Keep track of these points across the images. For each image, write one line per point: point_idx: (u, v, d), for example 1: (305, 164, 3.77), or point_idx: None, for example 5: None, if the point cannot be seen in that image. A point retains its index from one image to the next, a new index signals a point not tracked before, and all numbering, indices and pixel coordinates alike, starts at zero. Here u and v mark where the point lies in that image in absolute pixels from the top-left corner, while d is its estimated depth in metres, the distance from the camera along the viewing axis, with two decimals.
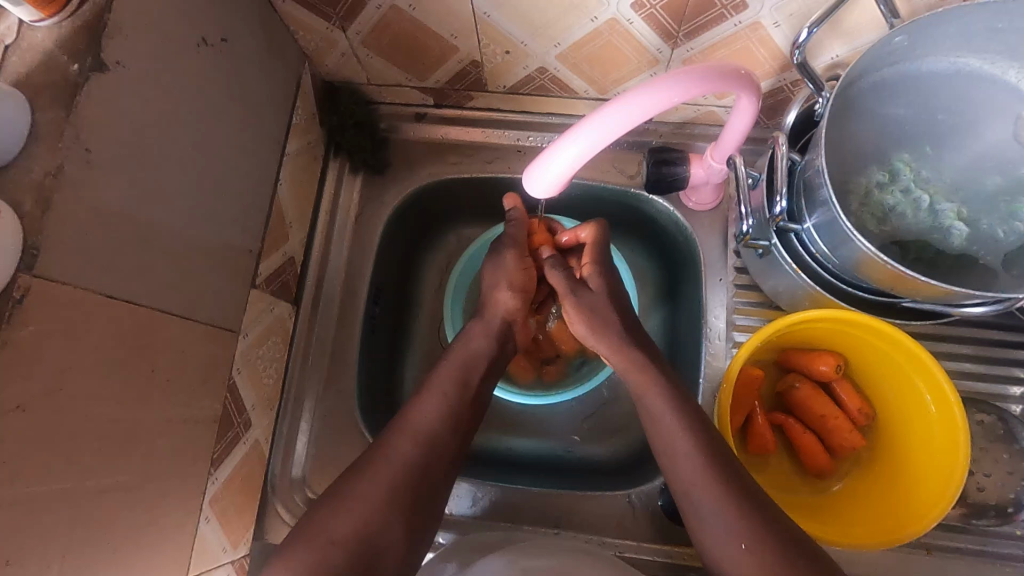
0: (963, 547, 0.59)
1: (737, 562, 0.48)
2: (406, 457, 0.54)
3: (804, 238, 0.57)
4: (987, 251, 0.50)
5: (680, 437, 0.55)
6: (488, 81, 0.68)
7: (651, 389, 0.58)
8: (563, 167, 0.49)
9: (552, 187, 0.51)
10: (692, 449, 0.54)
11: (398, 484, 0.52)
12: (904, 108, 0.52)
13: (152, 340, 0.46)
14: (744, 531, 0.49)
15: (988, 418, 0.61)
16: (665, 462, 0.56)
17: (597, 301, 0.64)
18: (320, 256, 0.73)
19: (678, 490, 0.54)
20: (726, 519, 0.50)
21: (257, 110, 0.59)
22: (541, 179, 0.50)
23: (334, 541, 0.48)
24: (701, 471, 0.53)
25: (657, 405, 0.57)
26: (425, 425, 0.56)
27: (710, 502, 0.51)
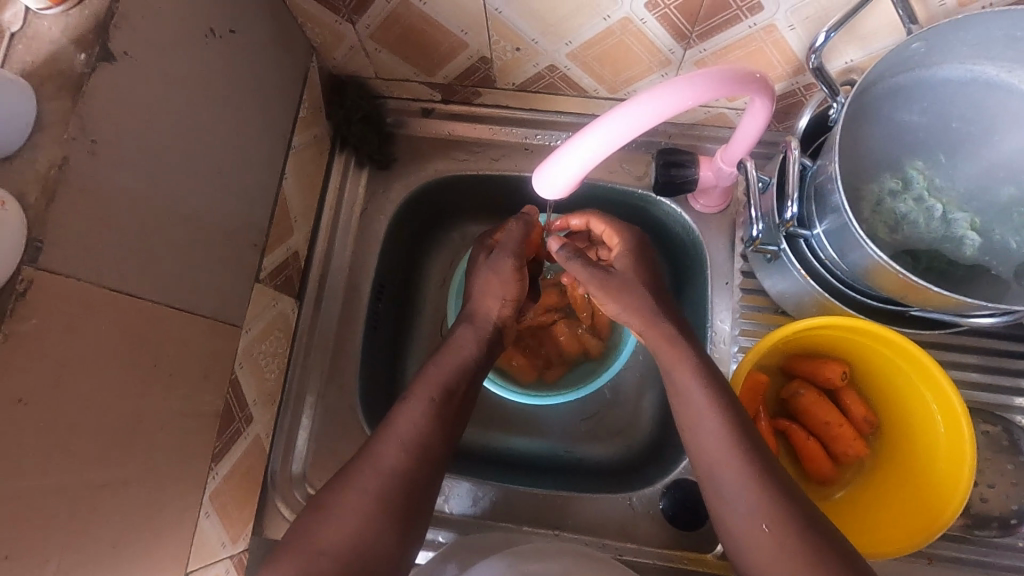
0: (965, 557, 0.59)
1: (758, 542, 0.49)
2: (393, 465, 0.54)
3: (813, 244, 0.56)
4: (999, 261, 0.50)
5: (707, 415, 0.53)
6: (497, 77, 0.68)
7: (679, 363, 0.56)
8: (575, 167, 0.48)
9: (574, 175, 0.49)
10: (719, 426, 0.53)
11: (386, 493, 0.52)
12: (919, 115, 0.51)
13: (156, 334, 0.45)
14: (767, 512, 0.49)
15: (994, 428, 0.61)
16: (690, 438, 0.55)
17: (624, 279, 0.60)
18: (325, 250, 0.73)
19: (701, 464, 0.54)
20: (749, 501, 0.50)
21: (264, 103, 0.58)
22: (552, 179, 0.49)
23: (323, 552, 0.49)
24: (726, 449, 0.52)
25: (682, 381, 0.56)
26: (412, 430, 0.56)
27: (734, 481, 0.51)
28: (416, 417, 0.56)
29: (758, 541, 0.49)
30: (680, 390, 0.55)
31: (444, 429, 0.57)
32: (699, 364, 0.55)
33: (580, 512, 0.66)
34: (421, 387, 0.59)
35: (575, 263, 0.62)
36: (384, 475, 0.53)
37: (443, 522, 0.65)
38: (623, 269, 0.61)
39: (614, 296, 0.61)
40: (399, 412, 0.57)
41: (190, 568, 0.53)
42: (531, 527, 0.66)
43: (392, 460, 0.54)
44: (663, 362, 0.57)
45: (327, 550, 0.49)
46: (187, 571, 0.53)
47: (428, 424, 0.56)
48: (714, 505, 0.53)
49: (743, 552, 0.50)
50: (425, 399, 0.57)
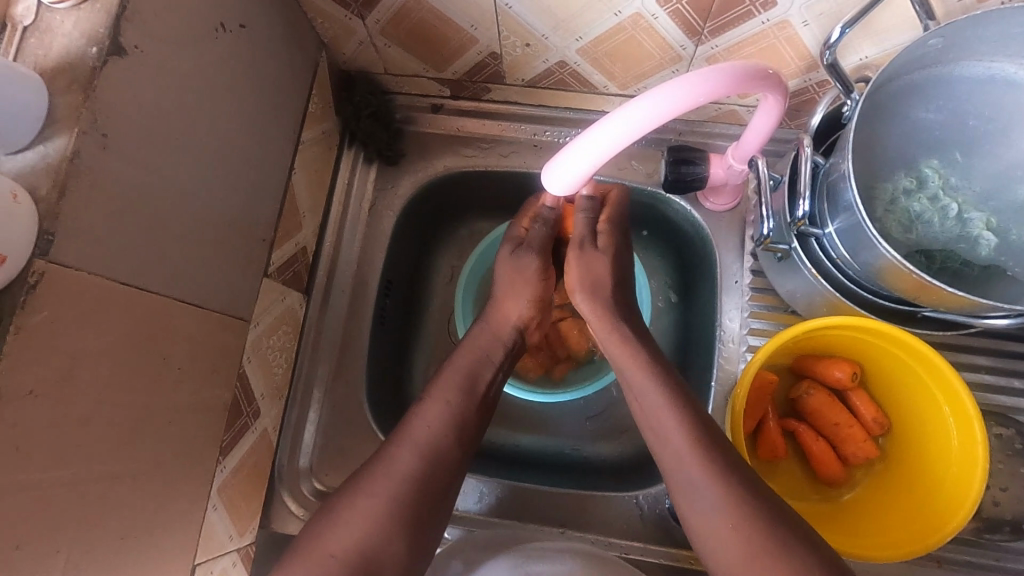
0: (977, 561, 0.58)
1: (724, 541, 0.49)
2: (408, 470, 0.54)
3: (825, 243, 0.56)
4: (1016, 263, 0.48)
5: (666, 415, 0.55)
6: (506, 73, 0.67)
7: (640, 368, 0.58)
8: (586, 163, 0.47)
9: (586, 170, 0.48)
10: (679, 425, 0.54)
11: (400, 493, 0.53)
12: (934, 113, 0.50)
13: (165, 328, 0.45)
14: (733, 510, 0.49)
15: (1006, 431, 0.60)
16: (653, 438, 0.55)
17: (598, 266, 0.62)
18: (333, 246, 0.73)
19: (666, 468, 0.54)
20: (713, 500, 0.50)
21: (273, 98, 0.58)
22: (564, 175, 0.49)
23: (333, 555, 0.49)
24: (688, 448, 0.53)
25: (640, 383, 0.57)
26: (421, 431, 0.56)
27: (703, 480, 0.51)
28: (436, 419, 0.57)
29: (729, 542, 0.48)
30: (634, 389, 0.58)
31: (460, 433, 0.57)
32: (656, 371, 0.58)
33: (588, 511, 0.66)
34: (439, 388, 0.59)
35: (582, 215, 0.62)
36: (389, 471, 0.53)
37: (449, 519, 0.66)
38: (601, 252, 0.62)
39: (581, 283, 0.62)
40: (417, 414, 0.57)
41: (198, 561, 0.54)
42: (537, 525, 0.66)
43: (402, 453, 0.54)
44: (617, 361, 0.60)
45: (337, 553, 0.49)
46: (195, 564, 0.53)
47: (444, 429, 0.57)
48: (681, 509, 0.53)
49: (714, 554, 0.50)
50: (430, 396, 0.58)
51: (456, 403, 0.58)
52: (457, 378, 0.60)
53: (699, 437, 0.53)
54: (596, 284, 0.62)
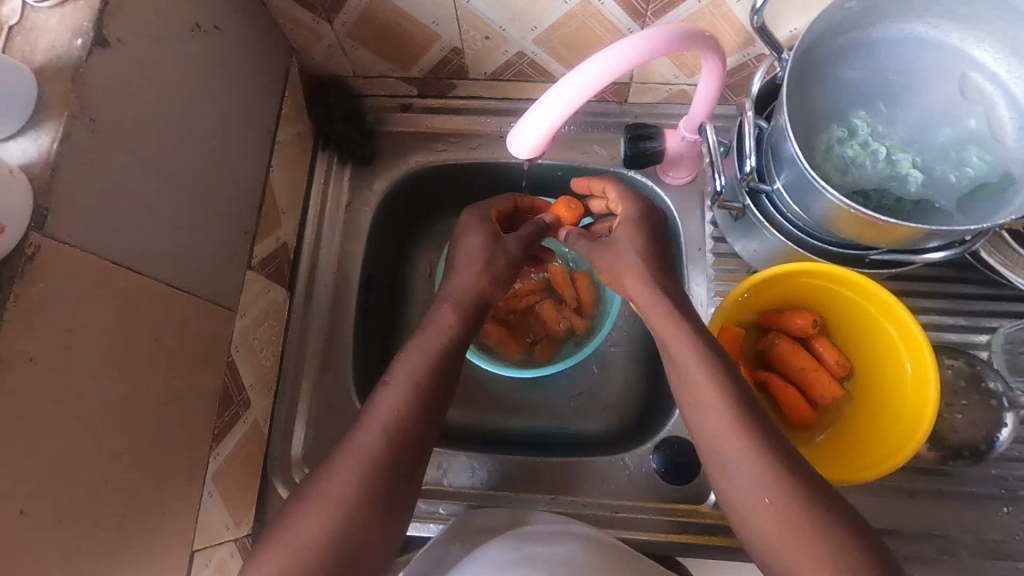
0: (943, 489, 0.62)
1: (763, 517, 0.48)
2: (372, 451, 0.52)
3: (775, 198, 0.60)
4: (943, 195, 0.52)
5: (709, 393, 0.52)
6: (469, 68, 0.72)
7: (683, 349, 0.55)
8: (553, 115, 0.49)
9: (546, 131, 0.50)
10: (719, 404, 0.52)
11: (366, 481, 0.51)
12: (859, 70, 0.55)
13: (155, 309, 0.47)
14: (771, 486, 0.48)
15: (957, 362, 0.64)
16: (693, 413, 0.54)
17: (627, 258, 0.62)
18: (312, 244, 0.75)
19: (702, 441, 0.53)
20: (750, 476, 0.49)
21: (249, 97, 0.61)
22: (530, 130, 0.50)
23: (306, 546, 0.49)
24: (729, 425, 0.51)
25: (683, 356, 0.55)
26: (387, 414, 0.54)
27: (737, 455, 0.50)
28: (390, 407, 0.55)
29: (764, 515, 0.48)
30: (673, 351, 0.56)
31: (421, 413, 0.56)
32: (700, 347, 0.54)
33: (578, 476, 0.68)
34: (405, 363, 0.58)
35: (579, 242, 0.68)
36: (358, 456, 0.52)
37: (443, 495, 0.67)
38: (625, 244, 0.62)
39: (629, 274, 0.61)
40: (378, 401, 0.55)
41: (196, 548, 0.54)
42: (529, 494, 0.68)
43: (370, 435, 0.53)
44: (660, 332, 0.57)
45: (308, 544, 0.49)
46: (193, 551, 0.54)
47: (405, 415, 0.55)
48: (716, 482, 0.52)
49: (750, 528, 0.49)
50: (399, 376, 0.57)
51: (417, 385, 0.56)
52: (425, 356, 0.58)
53: (736, 415, 0.51)
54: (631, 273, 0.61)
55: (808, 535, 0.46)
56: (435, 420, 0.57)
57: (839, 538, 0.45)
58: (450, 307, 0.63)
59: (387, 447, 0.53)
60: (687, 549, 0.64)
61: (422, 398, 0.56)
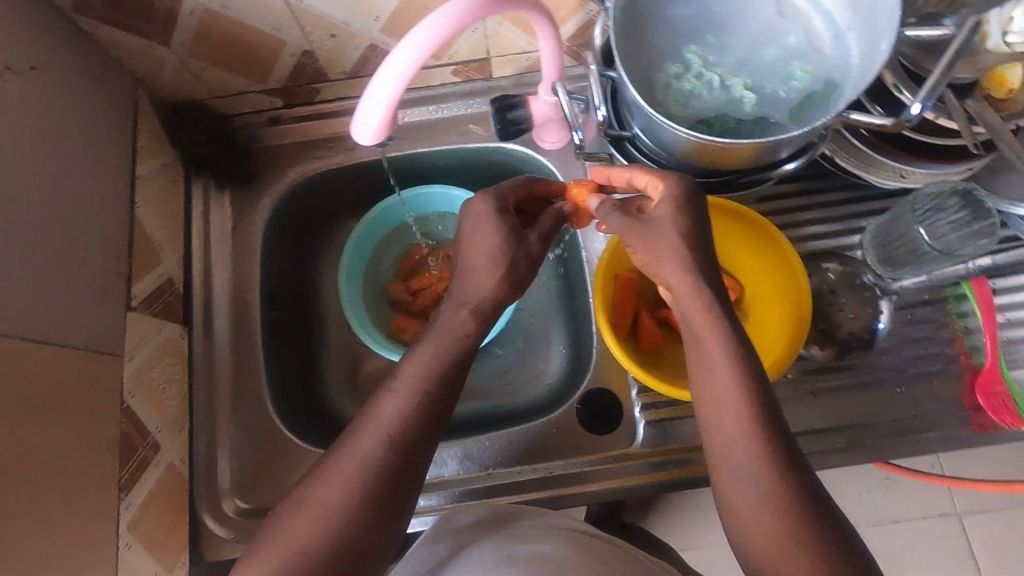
0: (843, 383, 0.67)
1: (756, 517, 0.43)
2: (370, 457, 0.46)
3: (637, 143, 0.62)
4: (776, 109, 0.56)
5: (731, 396, 0.46)
6: (326, 69, 0.71)
7: (715, 344, 0.47)
8: (390, 87, 0.48)
9: (384, 108, 0.49)
10: (741, 413, 0.45)
11: (370, 491, 0.45)
12: (685, 8, 0.56)
13: (14, 365, 0.45)
14: (778, 498, 0.43)
15: (838, 267, 0.70)
16: (705, 410, 0.47)
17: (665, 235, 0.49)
18: (203, 275, 0.73)
19: (712, 441, 0.47)
20: (758, 481, 0.44)
21: (92, 136, 0.59)
22: (372, 104, 0.49)
23: (303, 555, 0.42)
24: (749, 429, 0.45)
25: (715, 357, 0.47)
26: (394, 417, 0.48)
27: (752, 462, 0.44)
28: (396, 410, 0.48)
29: (755, 517, 0.44)
30: (702, 347, 0.48)
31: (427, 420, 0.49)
32: (729, 339, 0.47)
33: (510, 447, 0.69)
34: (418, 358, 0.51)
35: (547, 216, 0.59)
36: (352, 460, 0.46)
37: None
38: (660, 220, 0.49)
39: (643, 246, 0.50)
40: (381, 405, 0.49)
41: None
42: (468, 475, 0.69)
43: (366, 442, 0.47)
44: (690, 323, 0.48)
45: (304, 555, 0.43)
46: None
47: (411, 420, 0.48)
48: (719, 484, 0.46)
49: (747, 531, 0.44)
50: (402, 379, 0.50)
51: (430, 390, 0.49)
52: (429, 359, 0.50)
53: (760, 419, 0.45)
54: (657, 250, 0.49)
55: (783, 526, 0.42)
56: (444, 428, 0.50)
57: (821, 530, 0.42)
58: (466, 315, 0.52)
59: (386, 453, 0.47)
60: (621, 493, 0.67)
61: (429, 406, 0.49)
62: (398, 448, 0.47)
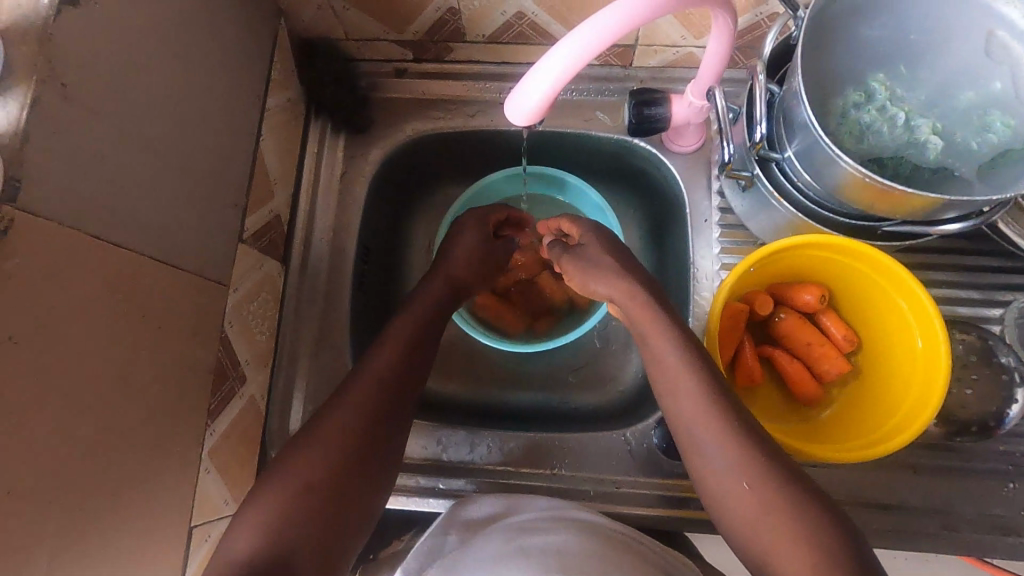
0: (949, 465, 0.61)
1: (739, 500, 0.48)
2: (367, 399, 0.53)
3: (786, 168, 0.57)
4: (963, 163, 0.50)
5: (683, 377, 0.53)
6: (466, 29, 0.68)
7: (656, 332, 0.56)
8: (554, 75, 0.44)
9: (543, 97, 0.45)
10: (693, 389, 0.53)
11: (373, 419, 0.52)
12: (879, 29, 0.52)
13: (140, 285, 0.46)
14: (747, 468, 0.48)
15: (969, 336, 0.62)
16: (670, 404, 0.54)
17: (593, 254, 0.64)
18: (307, 215, 0.73)
19: (679, 425, 0.54)
20: (726, 458, 0.49)
21: (235, 63, 0.58)
22: (530, 90, 0.45)
23: (308, 489, 0.46)
24: (703, 409, 0.52)
25: (709, 434, 0.50)
26: (376, 371, 0.55)
27: (711, 437, 0.50)
28: (377, 365, 0.55)
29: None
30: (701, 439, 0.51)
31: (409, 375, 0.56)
32: (671, 331, 0.56)
33: (581, 453, 0.67)
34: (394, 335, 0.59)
35: (555, 245, 0.70)
36: (351, 398, 0.52)
37: (444, 470, 0.66)
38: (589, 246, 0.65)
39: (584, 272, 0.63)
40: (365, 363, 0.56)
41: (194, 524, 0.54)
42: (530, 470, 0.67)
43: (361, 390, 0.53)
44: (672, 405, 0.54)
45: (312, 488, 0.46)
46: (190, 526, 0.53)
47: (391, 382, 0.55)
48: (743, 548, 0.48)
49: None
50: (371, 358, 0.56)
51: (401, 353, 0.57)
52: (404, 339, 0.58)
53: (709, 392, 0.53)
54: (596, 269, 0.62)
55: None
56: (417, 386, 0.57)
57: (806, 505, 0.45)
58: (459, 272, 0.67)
59: (373, 397, 0.53)
60: (685, 524, 0.64)
61: (405, 370, 0.56)
62: (389, 392, 0.54)
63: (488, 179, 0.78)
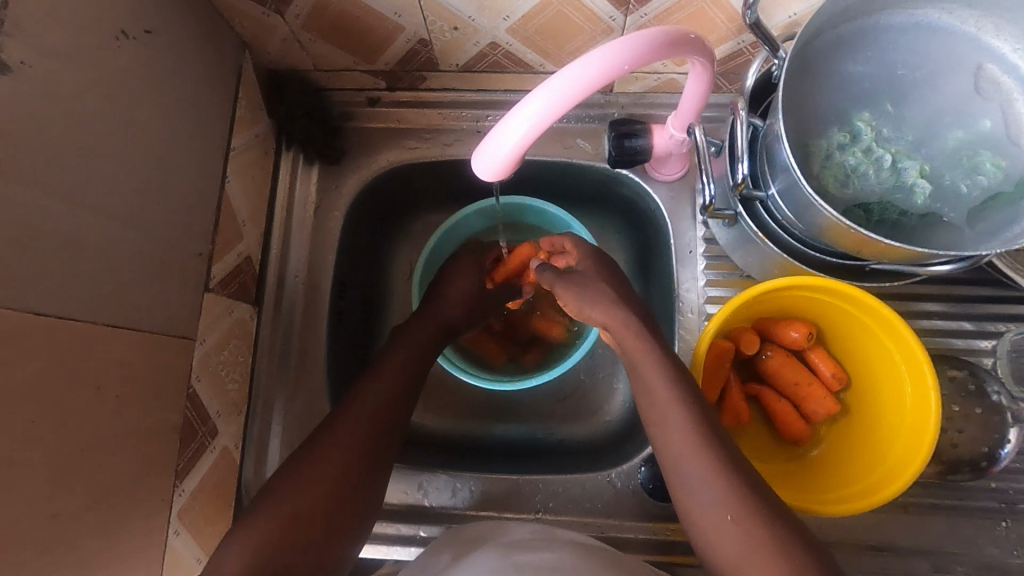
0: (939, 503, 0.60)
1: (723, 535, 0.47)
2: (360, 442, 0.53)
3: (769, 205, 0.55)
4: (950, 208, 0.50)
5: (674, 407, 0.52)
6: (439, 59, 0.66)
7: (647, 357, 0.53)
8: (517, 136, 0.44)
9: (508, 157, 0.45)
10: (684, 420, 0.51)
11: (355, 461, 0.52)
12: (863, 65, 0.51)
13: (94, 357, 0.44)
14: (734, 504, 0.47)
15: (960, 373, 0.60)
16: (656, 435, 0.53)
17: (588, 278, 0.58)
18: (281, 253, 0.71)
19: (666, 459, 0.52)
20: (714, 494, 0.48)
21: (194, 106, 0.56)
22: (494, 150, 0.45)
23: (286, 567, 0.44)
24: (694, 443, 0.50)
25: (697, 470, 0.49)
26: (373, 413, 0.55)
27: (697, 471, 0.49)
28: (371, 407, 0.56)
29: None
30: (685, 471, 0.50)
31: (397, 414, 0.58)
32: (661, 357, 0.54)
33: (565, 496, 0.66)
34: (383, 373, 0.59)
35: (547, 274, 0.61)
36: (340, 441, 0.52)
37: (426, 517, 0.65)
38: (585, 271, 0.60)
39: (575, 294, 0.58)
40: (356, 401, 0.56)
41: None
42: (512, 513, 0.65)
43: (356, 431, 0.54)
44: (666, 442, 0.52)
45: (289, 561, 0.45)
46: None
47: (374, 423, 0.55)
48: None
49: None
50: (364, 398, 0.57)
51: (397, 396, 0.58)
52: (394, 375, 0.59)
53: (699, 424, 0.51)
54: (591, 291, 0.57)
55: None
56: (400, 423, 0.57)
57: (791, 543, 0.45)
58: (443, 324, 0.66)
59: (367, 442, 0.54)
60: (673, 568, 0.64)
61: (399, 410, 0.57)
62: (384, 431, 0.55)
63: (462, 212, 0.74)
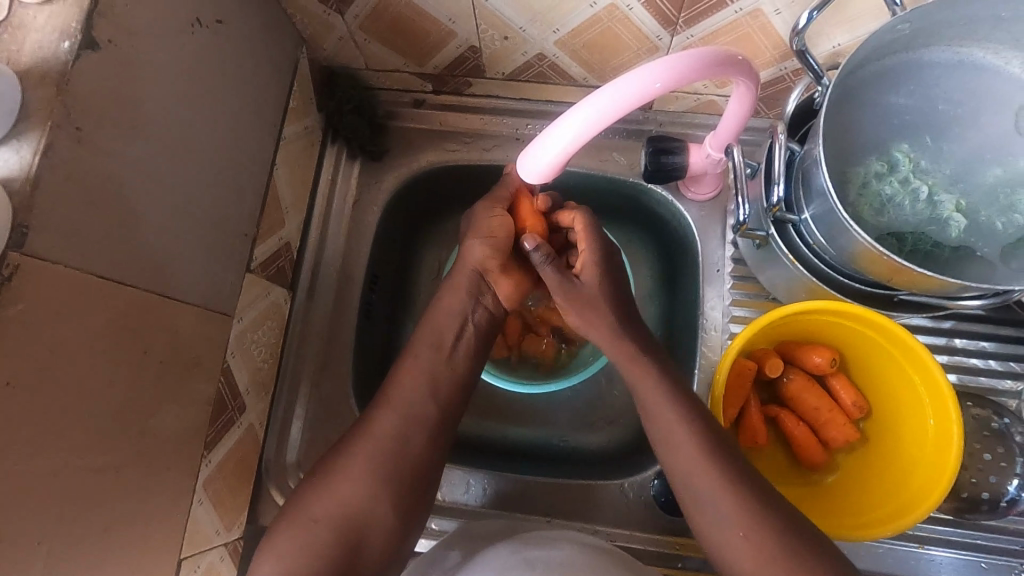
0: (951, 538, 0.60)
1: (734, 547, 0.48)
2: (390, 437, 0.55)
3: (802, 229, 0.56)
4: (985, 243, 0.51)
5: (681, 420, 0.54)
6: (487, 66, 0.68)
7: (647, 379, 0.57)
8: (561, 144, 0.46)
9: (550, 165, 0.48)
10: (689, 437, 0.53)
11: (390, 464, 0.54)
12: (905, 98, 0.52)
13: (146, 322, 0.46)
14: (743, 517, 0.49)
15: (983, 412, 0.61)
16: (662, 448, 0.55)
17: (591, 293, 0.61)
18: (317, 241, 0.73)
19: (676, 476, 0.53)
20: (723, 509, 0.49)
21: (253, 94, 0.58)
22: (535, 161, 0.48)
23: (317, 521, 0.50)
24: (699, 459, 0.52)
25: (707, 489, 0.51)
26: (413, 406, 0.56)
27: (707, 486, 0.51)
28: (416, 389, 0.58)
29: None
30: (696, 493, 0.51)
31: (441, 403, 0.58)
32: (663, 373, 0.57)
33: (573, 499, 0.66)
34: (427, 371, 0.59)
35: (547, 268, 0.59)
36: (373, 444, 0.54)
37: (439, 510, 0.66)
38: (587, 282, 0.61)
39: (576, 309, 0.61)
40: (401, 389, 0.58)
41: (183, 555, 0.54)
42: (523, 513, 0.66)
43: (379, 434, 0.55)
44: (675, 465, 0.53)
45: (319, 518, 0.51)
46: (181, 558, 0.53)
47: (425, 398, 0.58)
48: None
49: None
50: (407, 381, 0.58)
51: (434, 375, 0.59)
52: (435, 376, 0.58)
53: (698, 441, 0.53)
54: (593, 309, 0.61)
55: None
56: (452, 420, 0.58)
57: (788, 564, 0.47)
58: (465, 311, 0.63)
59: (400, 435, 0.55)
60: None
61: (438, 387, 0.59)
62: (427, 422, 0.57)
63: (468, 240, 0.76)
